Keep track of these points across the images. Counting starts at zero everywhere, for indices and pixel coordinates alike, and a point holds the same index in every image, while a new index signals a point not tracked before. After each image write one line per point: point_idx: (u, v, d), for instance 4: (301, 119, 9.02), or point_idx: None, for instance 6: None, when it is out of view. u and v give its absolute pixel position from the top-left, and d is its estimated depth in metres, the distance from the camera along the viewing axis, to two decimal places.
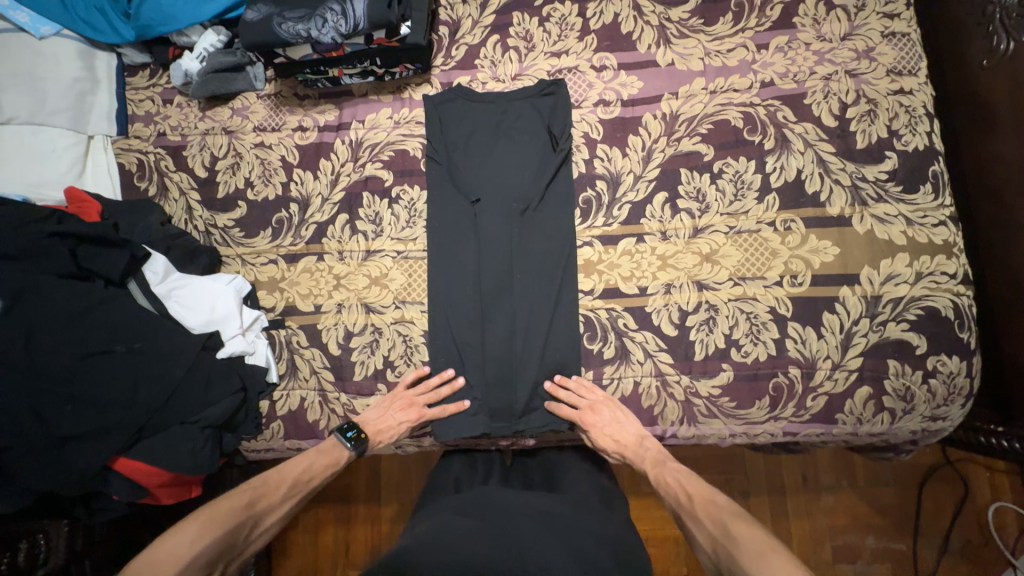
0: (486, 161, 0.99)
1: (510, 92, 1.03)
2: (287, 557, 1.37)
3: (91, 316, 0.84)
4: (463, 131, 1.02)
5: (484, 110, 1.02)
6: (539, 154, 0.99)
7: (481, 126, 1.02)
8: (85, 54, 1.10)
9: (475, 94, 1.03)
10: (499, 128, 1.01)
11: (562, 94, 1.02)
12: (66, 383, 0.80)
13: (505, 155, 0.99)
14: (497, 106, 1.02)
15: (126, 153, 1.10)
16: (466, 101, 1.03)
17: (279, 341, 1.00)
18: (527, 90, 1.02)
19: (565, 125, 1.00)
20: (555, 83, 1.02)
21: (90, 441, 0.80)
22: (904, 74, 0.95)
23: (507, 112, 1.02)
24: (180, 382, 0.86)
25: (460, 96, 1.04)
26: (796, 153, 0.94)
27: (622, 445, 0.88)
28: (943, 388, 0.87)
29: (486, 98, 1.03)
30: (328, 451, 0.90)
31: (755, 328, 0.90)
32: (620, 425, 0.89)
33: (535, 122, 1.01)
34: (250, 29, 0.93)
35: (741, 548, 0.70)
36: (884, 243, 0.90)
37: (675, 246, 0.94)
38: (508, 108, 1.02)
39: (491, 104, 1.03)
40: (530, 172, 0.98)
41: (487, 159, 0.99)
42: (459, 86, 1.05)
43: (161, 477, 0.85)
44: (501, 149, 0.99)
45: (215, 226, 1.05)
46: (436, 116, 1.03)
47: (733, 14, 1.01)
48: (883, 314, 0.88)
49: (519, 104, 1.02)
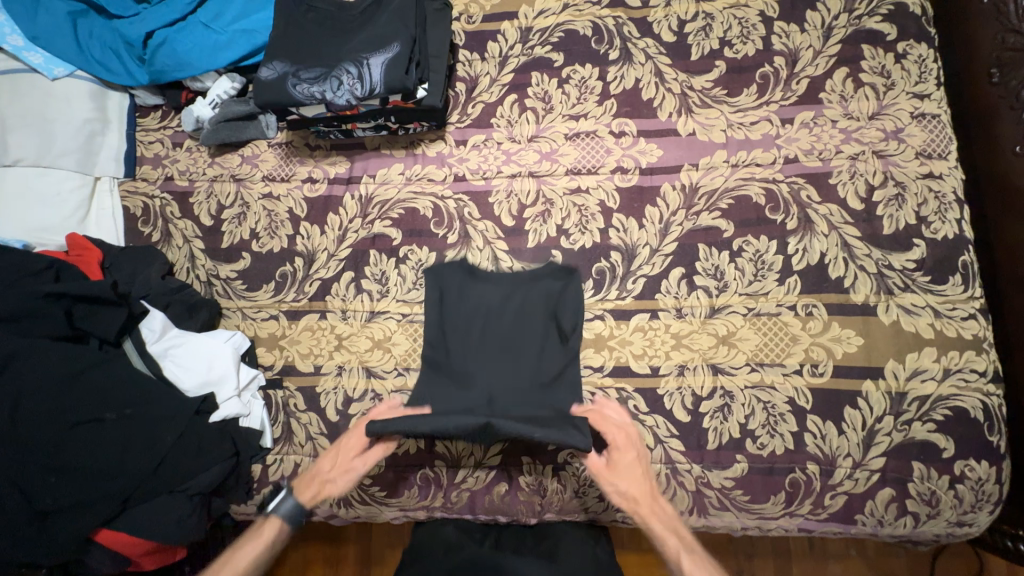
0: (484, 327, 0.93)
1: (526, 281, 0.95)
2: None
3: (83, 382, 0.82)
4: (464, 309, 0.94)
5: (491, 313, 0.94)
6: (545, 347, 0.92)
7: (483, 306, 0.94)
8: (98, 95, 1.09)
9: (480, 271, 0.97)
10: (502, 313, 0.94)
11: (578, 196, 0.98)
12: (50, 453, 0.77)
13: (505, 335, 0.93)
14: (504, 288, 0.95)
15: (131, 196, 1.08)
16: (471, 279, 0.96)
17: (276, 402, 0.96)
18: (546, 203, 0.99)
19: (574, 292, 0.94)
20: (570, 271, 0.95)
21: (72, 516, 0.77)
22: (935, 157, 0.92)
23: (513, 293, 0.95)
24: (170, 450, 0.83)
25: (464, 300, 0.95)
26: (819, 235, 0.91)
27: (634, 492, 0.80)
28: (970, 494, 0.82)
29: (492, 277, 0.96)
30: (262, 531, 0.84)
31: (772, 419, 0.86)
32: (635, 479, 0.81)
33: (553, 343, 0.92)
34: (263, 87, 0.91)
35: None
36: (910, 335, 0.86)
37: (691, 325, 0.91)
38: (527, 329, 0.93)
39: (506, 323, 0.93)
40: (533, 355, 0.91)
41: (485, 325, 0.93)
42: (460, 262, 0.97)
43: (146, 545, 0.81)
44: (502, 333, 0.93)
45: (217, 277, 1.03)
46: (434, 286, 0.96)
47: (758, 86, 0.99)
48: (907, 413, 0.84)
49: (528, 289, 0.95)
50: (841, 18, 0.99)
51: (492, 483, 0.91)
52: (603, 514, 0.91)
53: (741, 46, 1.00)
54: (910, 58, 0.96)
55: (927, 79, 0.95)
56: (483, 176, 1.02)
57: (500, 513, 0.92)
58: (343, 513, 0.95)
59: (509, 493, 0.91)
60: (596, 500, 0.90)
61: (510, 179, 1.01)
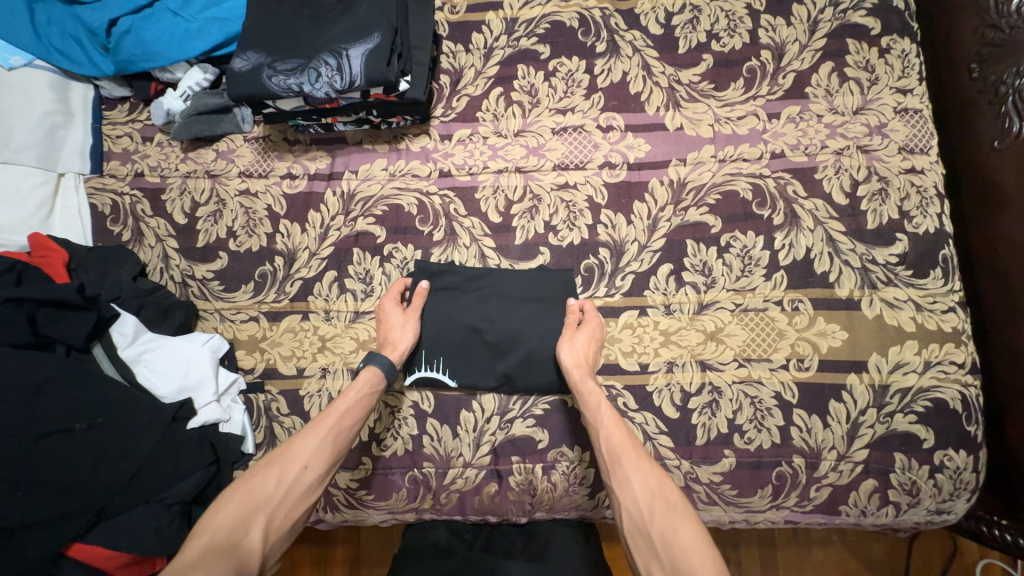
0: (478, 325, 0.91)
1: (525, 284, 0.93)
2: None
3: (49, 391, 0.78)
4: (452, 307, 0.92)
5: (486, 319, 0.91)
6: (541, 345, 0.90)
7: (474, 307, 0.92)
8: (60, 86, 1.03)
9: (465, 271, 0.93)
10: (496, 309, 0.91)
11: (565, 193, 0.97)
12: (15, 467, 0.73)
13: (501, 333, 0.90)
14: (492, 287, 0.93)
15: (99, 194, 1.03)
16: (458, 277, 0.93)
17: (257, 406, 0.93)
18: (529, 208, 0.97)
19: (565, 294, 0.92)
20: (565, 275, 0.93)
21: (40, 532, 0.73)
22: (917, 152, 0.93)
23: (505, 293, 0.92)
24: (147, 459, 0.80)
25: (456, 308, 0.92)
26: (805, 231, 0.91)
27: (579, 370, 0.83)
28: (949, 483, 0.84)
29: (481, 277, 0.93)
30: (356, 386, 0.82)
31: (759, 413, 0.87)
32: (581, 357, 0.85)
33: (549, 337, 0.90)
34: (236, 79, 0.87)
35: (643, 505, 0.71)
36: (893, 329, 0.87)
37: (679, 321, 0.91)
38: (529, 334, 0.90)
39: (506, 327, 0.90)
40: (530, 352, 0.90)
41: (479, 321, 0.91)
42: (454, 273, 0.94)
43: (121, 558, 0.77)
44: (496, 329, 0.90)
45: (192, 277, 0.99)
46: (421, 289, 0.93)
47: (745, 80, 0.98)
48: (890, 405, 0.85)
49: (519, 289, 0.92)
50: (826, 12, 0.99)
51: (481, 483, 0.90)
52: (593, 511, 0.90)
53: (729, 39, 1.00)
54: (894, 53, 0.96)
55: (910, 74, 0.95)
56: (469, 172, 1.00)
57: (490, 513, 0.91)
58: (330, 518, 0.93)
59: (499, 493, 0.90)
60: (586, 497, 0.89)
61: (497, 174, 0.99)
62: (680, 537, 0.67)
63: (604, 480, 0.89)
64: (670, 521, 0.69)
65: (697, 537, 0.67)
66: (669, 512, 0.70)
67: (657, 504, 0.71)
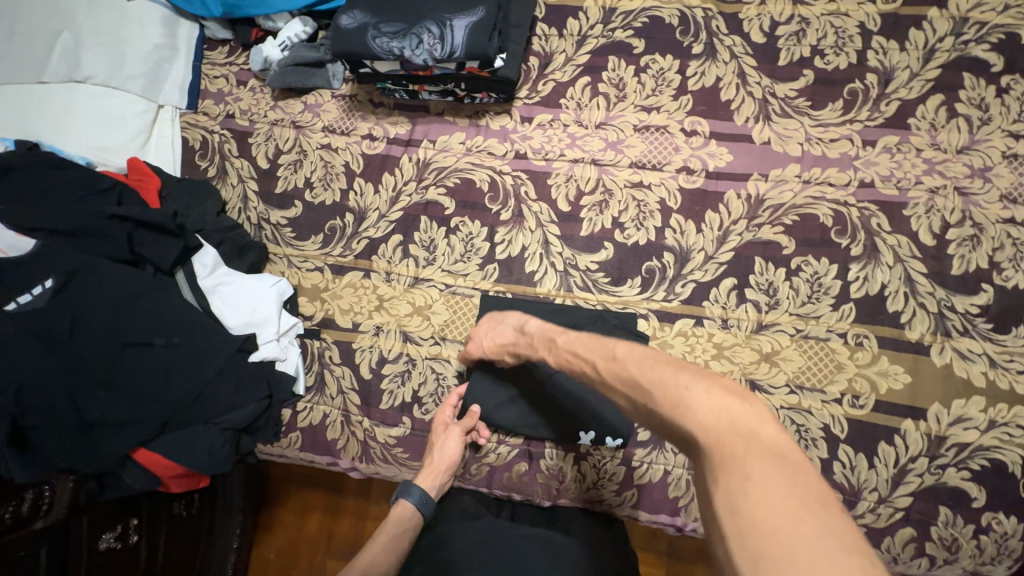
0: None
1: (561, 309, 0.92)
2: (269, 537, 1.23)
3: (137, 306, 0.84)
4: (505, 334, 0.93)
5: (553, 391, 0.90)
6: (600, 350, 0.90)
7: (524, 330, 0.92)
8: (170, 23, 1.09)
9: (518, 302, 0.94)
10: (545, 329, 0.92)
11: (636, 191, 0.97)
12: (103, 368, 0.80)
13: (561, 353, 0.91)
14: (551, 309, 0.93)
15: (191, 129, 1.09)
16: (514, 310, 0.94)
17: (312, 352, 0.98)
18: (600, 202, 0.97)
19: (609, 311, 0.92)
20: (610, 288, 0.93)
21: (117, 430, 0.79)
22: (1019, 202, 0.88)
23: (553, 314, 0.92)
24: (211, 383, 0.85)
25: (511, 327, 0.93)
26: (883, 266, 0.88)
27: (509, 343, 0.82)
28: (993, 547, 0.81)
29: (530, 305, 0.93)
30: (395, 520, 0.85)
31: (803, 442, 0.85)
32: (496, 337, 0.84)
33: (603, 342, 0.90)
34: (341, 36, 0.89)
35: (627, 389, 0.58)
36: (961, 381, 0.84)
37: (735, 337, 0.90)
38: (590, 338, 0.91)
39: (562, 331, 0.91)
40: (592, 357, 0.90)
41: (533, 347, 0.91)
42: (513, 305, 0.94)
43: (178, 470, 0.83)
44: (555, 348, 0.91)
45: (267, 221, 1.04)
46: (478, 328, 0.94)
47: (844, 102, 0.94)
48: (943, 457, 0.83)
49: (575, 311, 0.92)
50: (946, 41, 0.93)
51: (512, 460, 0.93)
52: (617, 508, 0.90)
53: (834, 57, 0.96)
54: (1013, 94, 0.91)
55: None
56: (545, 157, 1.00)
57: (516, 490, 0.93)
58: (364, 468, 0.97)
59: (528, 473, 0.92)
60: (613, 493, 0.90)
61: (572, 163, 0.99)
62: (773, 501, 0.40)
63: (633, 480, 0.89)
64: (656, 388, 0.54)
65: (684, 389, 0.51)
66: (648, 378, 0.55)
67: (637, 374, 0.57)
